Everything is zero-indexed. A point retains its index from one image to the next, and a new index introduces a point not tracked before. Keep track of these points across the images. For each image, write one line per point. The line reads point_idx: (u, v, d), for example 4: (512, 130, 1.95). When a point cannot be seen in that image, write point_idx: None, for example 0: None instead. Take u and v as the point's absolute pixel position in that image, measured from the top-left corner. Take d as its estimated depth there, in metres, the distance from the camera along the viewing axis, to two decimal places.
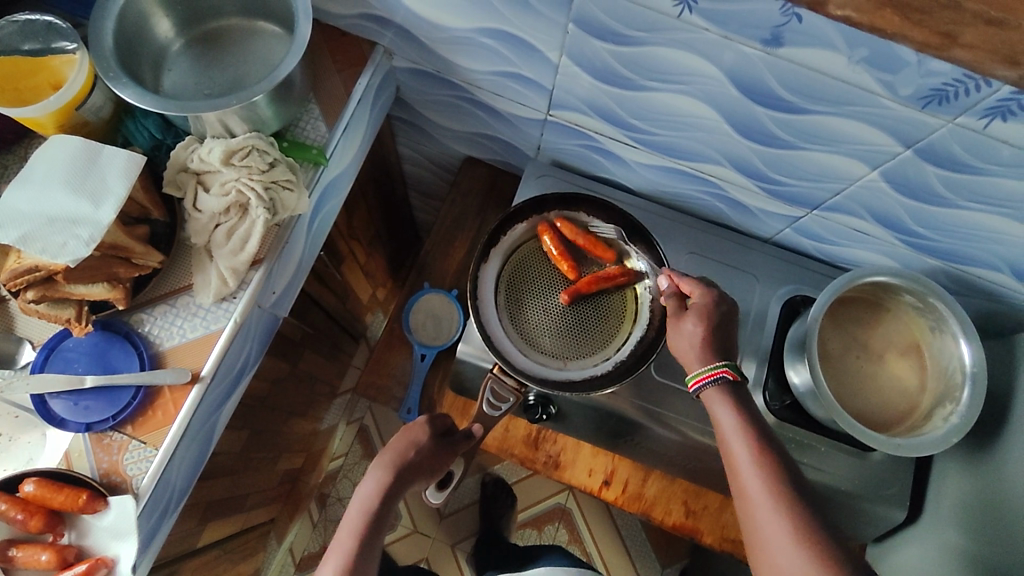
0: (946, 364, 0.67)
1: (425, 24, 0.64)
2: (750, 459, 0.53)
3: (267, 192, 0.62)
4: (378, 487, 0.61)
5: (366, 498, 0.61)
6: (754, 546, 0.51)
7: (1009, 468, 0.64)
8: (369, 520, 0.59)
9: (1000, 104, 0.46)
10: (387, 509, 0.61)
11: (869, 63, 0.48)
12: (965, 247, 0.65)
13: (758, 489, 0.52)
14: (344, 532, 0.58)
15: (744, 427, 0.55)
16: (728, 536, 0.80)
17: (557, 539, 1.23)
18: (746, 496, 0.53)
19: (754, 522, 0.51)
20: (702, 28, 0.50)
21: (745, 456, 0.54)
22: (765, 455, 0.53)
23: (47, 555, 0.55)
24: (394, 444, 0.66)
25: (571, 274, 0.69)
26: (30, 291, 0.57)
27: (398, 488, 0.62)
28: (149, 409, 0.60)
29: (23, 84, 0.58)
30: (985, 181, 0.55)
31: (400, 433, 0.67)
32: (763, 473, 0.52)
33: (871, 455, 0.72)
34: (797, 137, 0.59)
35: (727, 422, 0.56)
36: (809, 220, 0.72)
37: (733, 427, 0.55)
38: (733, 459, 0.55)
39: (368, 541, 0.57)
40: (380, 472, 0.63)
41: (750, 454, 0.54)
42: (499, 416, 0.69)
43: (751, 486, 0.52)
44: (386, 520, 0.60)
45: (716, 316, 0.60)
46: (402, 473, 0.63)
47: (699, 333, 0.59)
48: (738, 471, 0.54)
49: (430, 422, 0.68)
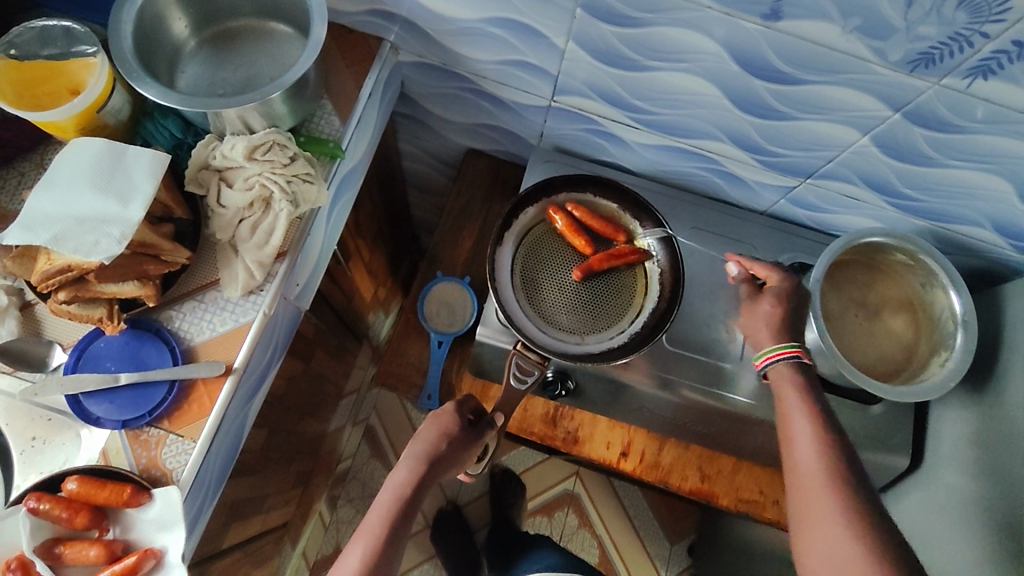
0: (939, 315, 0.72)
1: (433, 17, 0.66)
2: (809, 433, 0.58)
3: (289, 185, 0.63)
4: (409, 478, 0.63)
5: (396, 489, 0.63)
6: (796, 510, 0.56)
7: (1002, 409, 0.69)
8: (397, 512, 0.61)
9: (982, 63, 0.51)
10: (415, 503, 0.63)
11: (862, 31, 0.52)
12: (949, 205, 0.70)
13: (811, 460, 0.56)
14: (372, 520, 0.61)
15: (808, 406, 0.59)
16: (743, 497, 0.83)
17: (567, 524, 1.25)
18: (797, 465, 0.57)
19: (801, 488, 0.56)
20: (705, 7, 0.54)
21: (804, 431, 0.58)
22: (825, 433, 0.58)
23: (95, 550, 0.56)
24: (423, 435, 0.66)
25: (585, 249, 0.72)
26: (62, 292, 0.57)
27: (428, 482, 0.64)
28: (184, 403, 0.61)
29: (41, 89, 0.59)
30: (967, 140, 0.60)
31: (430, 423, 0.67)
32: (819, 446, 0.57)
33: (873, 408, 0.76)
34: (794, 108, 0.63)
35: (790, 399, 0.60)
36: (803, 189, 0.76)
37: (797, 405, 0.60)
38: (790, 431, 0.59)
39: (394, 533, 0.60)
40: (411, 463, 0.64)
41: (809, 429, 0.58)
42: (524, 391, 0.70)
43: (804, 456, 0.57)
44: (413, 512, 0.62)
45: (789, 300, 0.65)
46: (432, 466, 0.64)
47: (777, 314, 0.64)
48: (793, 443, 0.58)
49: (457, 410, 0.69)
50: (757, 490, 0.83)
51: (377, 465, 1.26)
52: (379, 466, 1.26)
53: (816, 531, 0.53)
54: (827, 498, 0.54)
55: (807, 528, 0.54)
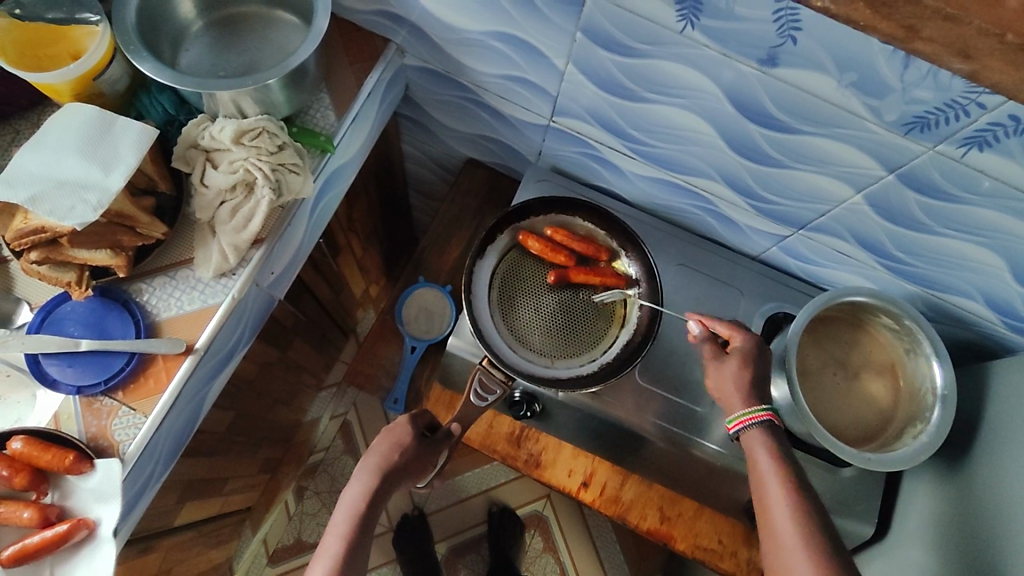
0: (919, 385, 0.70)
1: (438, 24, 0.66)
2: (783, 495, 0.55)
3: (273, 173, 0.63)
4: (365, 491, 0.62)
5: (353, 505, 0.61)
6: None
7: (972, 490, 0.67)
8: (356, 526, 0.60)
9: (978, 134, 0.49)
10: (374, 516, 0.62)
11: (858, 87, 0.50)
12: (942, 274, 0.68)
13: (788, 527, 0.53)
14: (331, 540, 0.59)
15: (780, 468, 0.57)
16: (701, 544, 0.81)
17: (532, 547, 1.24)
18: (774, 530, 0.54)
19: (781, 554, 0.53)
20: (702, 45, 0.53)
21: (779, 493, 0.55)
22: (800, 496, 0.55)
23: (29, 512, 0.56)
24: (376, 447, 0.65)
25: (565, 263, 0.73)
26: (34, 252, 0.58)
27: (384, 494, 0.63)
28: (141, 376, 0.61)
29: (43, 52, 0.60)
30: (962, 211, 0.58)
31: (383, 435, 0.67)
32: (794, 512, 0.54)
33: (843, 471, 0.74)
34: (787, 156, 0.62)
35: (764, 463, 0.58)
36: (794, 239, 0.75)
37: (770, 468, 0.58)
38: (765, 495, 0.57)
39: (356, 546, 0.59)
40: (366, 476, 0.63)
41: (782, 489, 0.56)
42: (484, 408, 0.70)
43: (780, 520, 0.54)
44: (373, 525, 0.61)
45: (757, 357, 0.64)
46: (388, 478, 0.63)
47: (744, 376, 0.62)
48: (768, 507, 0.56)
49: (411, 422, 0.69)
50: (717, 539, 0.81)
51: (348, 461, 1.26)
52: (350, 463, 1.25)
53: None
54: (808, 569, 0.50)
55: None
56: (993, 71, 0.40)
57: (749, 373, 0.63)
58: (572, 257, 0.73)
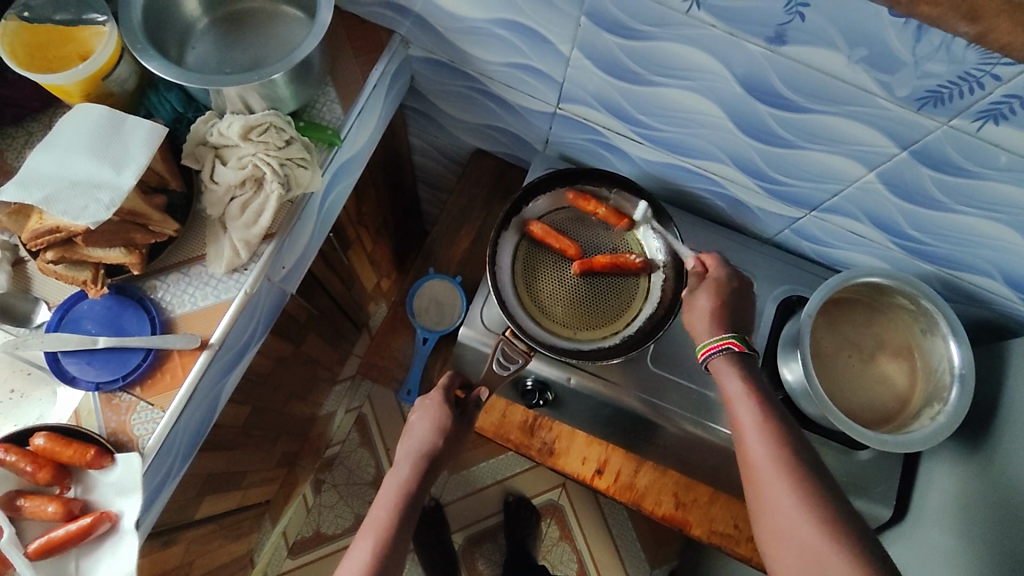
0: (937, 365, 0.69)
1: (443, 14, 0.66)
2: (756, 423, 0.55)
3: (282, 168, 0.64)
4: (396, 496, 0.62)
5: (399, 486, 0.63)
6: (756, 504, 0.52)
7: (992, 470, 0.66)
8: (400, 506, 0.61)
9: (993, 106, 0.48)
10: (419, 494, 0.64)
11: (868, 63, 0.49)
12: (958, 252, 0.67)
13: (760, 448, 0.53)
14: (378, 513, 0.61)
15: (749, 394, 0.57)
16: (717, 529, 0.81)
17: (548, 535, 1.24)
18: (750, 458, 0.54)
19: (758, 482, 0.52)
20: (709, 24, 0.52)
21: (750, 420, 0.55)
22: (773, 428, 0.54)
23: (53, 506, 0.57)
24: (418, 429, 0.67)
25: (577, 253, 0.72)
26: (50, 252, 0.59)
27: (429, 474, 0.65)
28: (157, 372, 0.61)
29: (52, 54, 0.61)
30: (979, 185, 0.57)
31: (424, 415, 0.68)
32: (767, 442, 0.53)
33: (859, 454, 0.74)
34: (797, 136, 0.61)
35: (734, 388, 0.58)
36: (807, 221, 0.74)
37: (740, 393, 0.57)
38: (739, 423, 0.56)
39: (392, 543, 0.58)
40: (407, 459, 0.65)
41: (754, 414, 0.55)
42: (506, 377, 0.70)
43: (754, 447, 0.54)
44: (418, 500, 0.63)
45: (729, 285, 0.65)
46: (431, 463, 0.65)
47: (712, 306, 0.63)
48: (744, 436, 0.55)
49: (444, 391, 0.69)
50: (732, 524, 0.81)
51: (364, 454, 1.26)
52: (367, 456, 1.26)
53: (778, 518, 0.50)
54: (782, 483, 0.50)
55: (771, 522, 0.50)
56: (1001, 33, 0.41)
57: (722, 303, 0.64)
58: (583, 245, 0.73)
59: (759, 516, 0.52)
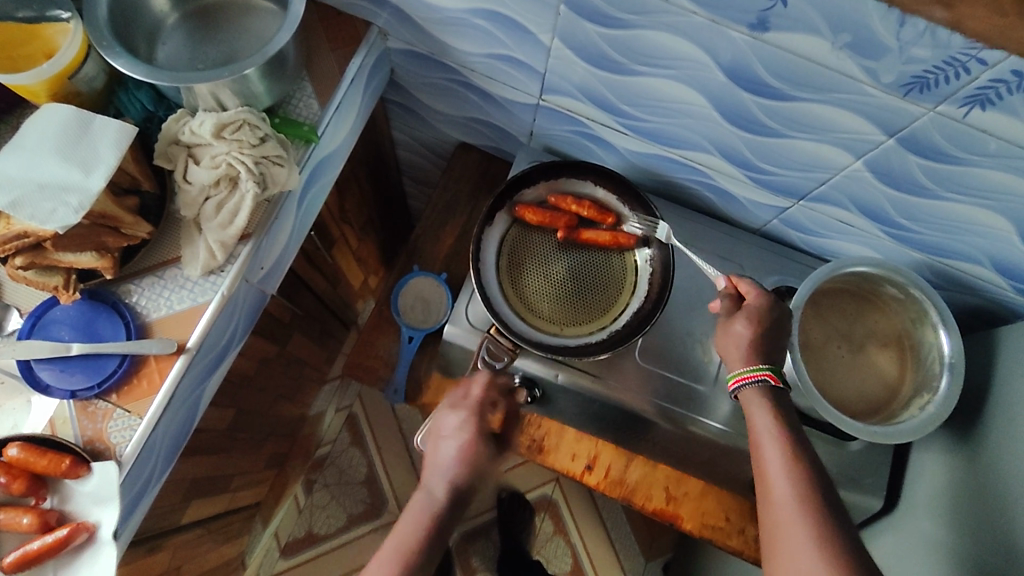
0: (926, 355, 0.68)
1: (419, 5, 0.65)
2: (782, 460, 0.51)
3: (257, 166, 0.62)
4: (420, 522, 0.55)
5: (424, 510, 0.56)
6: (770, 543, 0.49)
7: (983, 458, 0.65)
8: (427, 530, 0.55)
9: (981, 91, 0.47)
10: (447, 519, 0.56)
11: (853, 49, 0.48)
12: (947, 241, 0.66)
13: (787, 486, 0.49)
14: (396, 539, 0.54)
15: (777, 430, 0.53)
16: (710, 523, 0.79)
17: (542, 530, 1.24)
18: (771, 495, 0.50)
19: (778, 522, 0.48)
20: (690, 12, 0.51)
21: (777, 456, 0.51)
22: (804, 469, 0.50)
23: (28, 518, 0.55)
24: (446, 445, 0.58)
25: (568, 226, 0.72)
26: (19, 257, 0.57)
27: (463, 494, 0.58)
28: (134, 378, 0.60)
29: (17, 52, 0.59)
30: (972, 173, 0.55)
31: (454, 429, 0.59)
32: (796, 482, 0.49)
33: (850, 445, 0.73)
34: (783, 125, 0.60)
35: (763, 425, 0.54)
36: (795, 211, 0.73)
37: (769, 429, 0.54)
38: (763, 458, 0.53)
39: None
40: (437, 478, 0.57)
41: (783, 450, 0.52)
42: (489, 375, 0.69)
43: (778, 484, 0.50)
44: (447, 525, 0.56)
45: (769, 316, 0.59)
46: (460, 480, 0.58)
47: (749, 335, 0.58)
48: (767, 470, 0.52)
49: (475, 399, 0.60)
50: (724, 516, 0.79)
51: (355, 454, 1.26)
52: (358, 455, 1.25)
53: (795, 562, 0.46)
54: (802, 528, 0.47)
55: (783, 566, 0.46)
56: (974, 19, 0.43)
57: (760, 333, 0.59)
58: (575, 221, 0.72)
59: (768, 553, 0.48)
